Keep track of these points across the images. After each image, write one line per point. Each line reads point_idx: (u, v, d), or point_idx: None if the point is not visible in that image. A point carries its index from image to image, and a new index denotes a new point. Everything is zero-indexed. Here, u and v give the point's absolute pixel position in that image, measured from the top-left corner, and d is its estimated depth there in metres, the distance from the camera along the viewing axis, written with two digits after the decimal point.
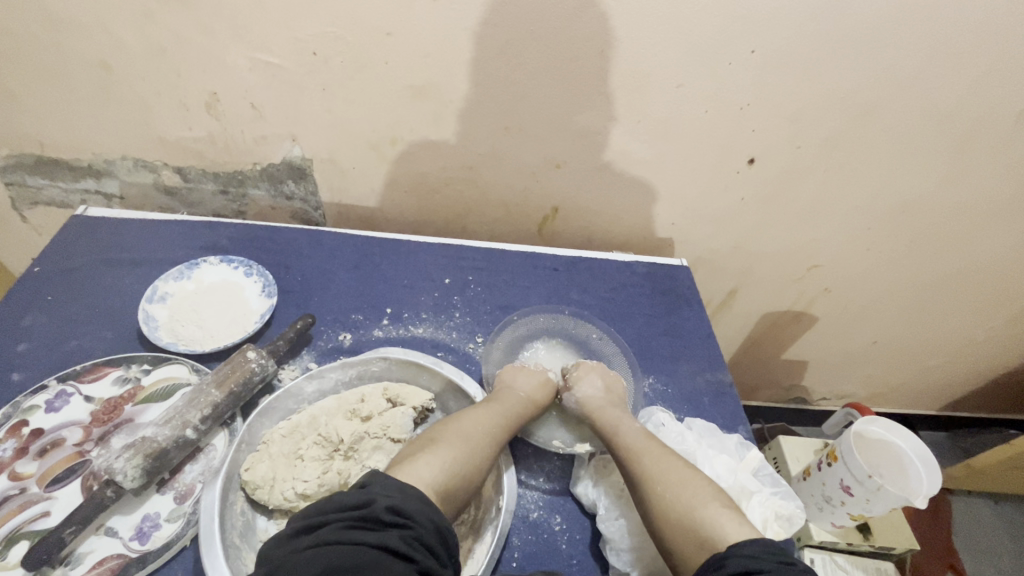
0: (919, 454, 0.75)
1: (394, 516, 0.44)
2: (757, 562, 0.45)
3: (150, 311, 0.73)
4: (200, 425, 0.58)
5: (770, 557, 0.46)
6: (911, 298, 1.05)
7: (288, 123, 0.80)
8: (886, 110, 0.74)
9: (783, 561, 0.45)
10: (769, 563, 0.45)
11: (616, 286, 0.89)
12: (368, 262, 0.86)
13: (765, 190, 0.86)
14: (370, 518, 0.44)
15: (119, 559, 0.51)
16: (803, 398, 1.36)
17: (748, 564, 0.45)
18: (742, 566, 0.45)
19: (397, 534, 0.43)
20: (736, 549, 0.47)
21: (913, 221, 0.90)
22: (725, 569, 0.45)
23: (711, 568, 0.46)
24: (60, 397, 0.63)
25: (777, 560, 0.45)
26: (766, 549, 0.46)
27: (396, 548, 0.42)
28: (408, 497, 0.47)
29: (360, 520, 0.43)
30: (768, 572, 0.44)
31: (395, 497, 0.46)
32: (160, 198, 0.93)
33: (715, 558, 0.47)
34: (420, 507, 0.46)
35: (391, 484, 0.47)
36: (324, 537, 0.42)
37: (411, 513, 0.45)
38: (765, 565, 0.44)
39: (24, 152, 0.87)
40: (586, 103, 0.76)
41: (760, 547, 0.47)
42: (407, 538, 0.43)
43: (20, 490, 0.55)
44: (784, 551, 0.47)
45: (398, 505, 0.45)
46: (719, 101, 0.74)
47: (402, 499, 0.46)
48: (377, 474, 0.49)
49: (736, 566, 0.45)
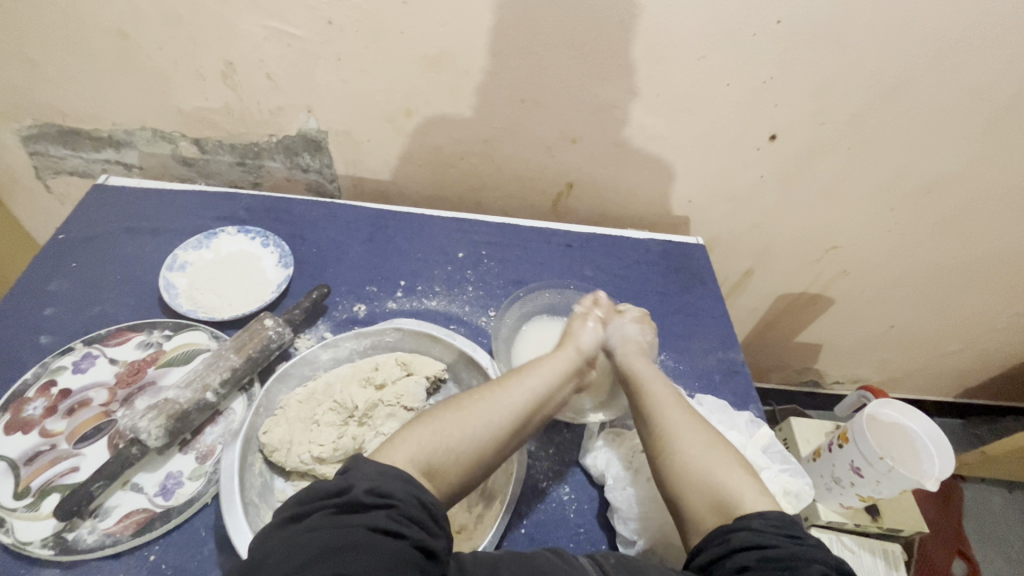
0: (931, 437, 0.74)
1: (375, 496, 0.43)
2: (762, 537, 0.45)
3: (170, 279, 0.75)
4: (219, 388, 0.60)
5: (775, 531, 0.45)
6: (932, 282, 1.03)
7: (304, 94, 0.80)
8: (918, 85, 0.72)
9: (791, 536, 0.45)
10: (775, 538, 0.45)
11: (631, 263, 0.89)
12: (382, 235, 0.86)
13: (787, 167, 0.84)
14: (352, 502, 0.42)
15: (144, 514, 0.54)
16: (817, 382, 1.35)
17: (753, 541, 0.45)
18: (746, 541, 0.45)
19: (383, 514, 0.42)
20: (741, 522, 0.47)
21: (938, 202, 0.87)
22: (729, 543, 0.46)
23: (715, 541, 0.47)
24: (86, 358, 0.65)
25: (783, 534, 0.45)
26: (773, 523, 0.46)
27: (385, 527, 0.41)
28: (390, 478, 0.45)
29: (343, 505, 0.42)
30: (774, 549, 0.44)
31: (376, 478, 0.45)
32: (178, 169, 0.94)
33: (720, 531, 0.47)
34: (402, 485, 0.45)
35: (371, 467, 0.46)
36: (310, 524, 0.40)
37: (393, 492, 0.44)
38: (770, 542, 0.44)
39: (46, 122, 0.88)
40: (603, 75, 0.74)
41: (766, 520, 0.46)
42: (394, 517, 0.42)
43: (51, 445, 0.58)
44: (791, 523, 0.47)
45: (379, 486, 0.44)
46: (743, 74, 0.72)
47: (384, 479, 0.45)
48: (357, 458, 0.47)
49: (740, 540, 0.45)
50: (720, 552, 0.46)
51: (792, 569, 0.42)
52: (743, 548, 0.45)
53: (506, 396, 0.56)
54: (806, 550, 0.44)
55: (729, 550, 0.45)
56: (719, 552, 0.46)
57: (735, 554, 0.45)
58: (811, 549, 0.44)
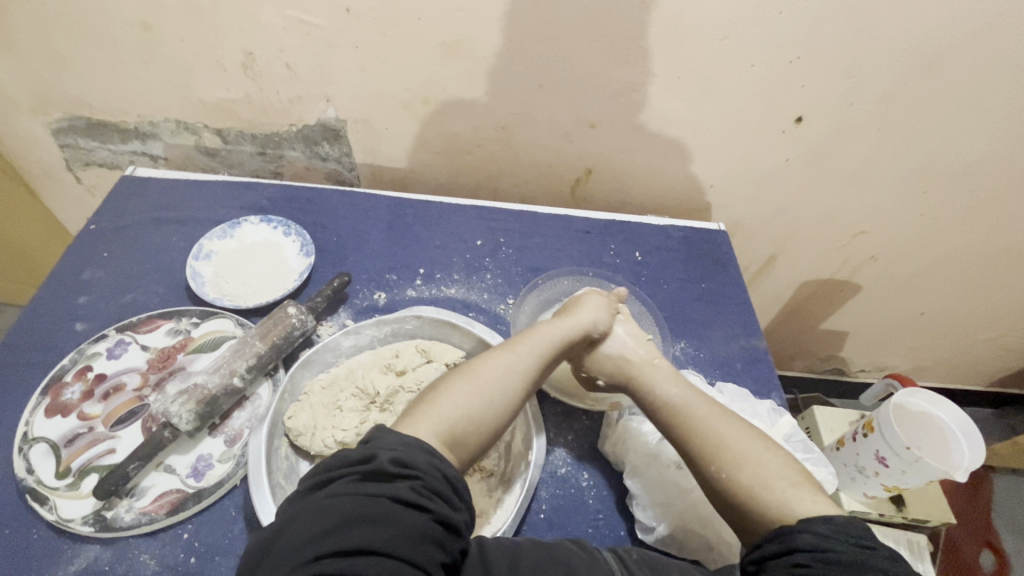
0: (962, 427, 0.73)
1: (397, 468, 0.42)
2: (826, 541, 0.43)
3: (197, 268, 0.77)
4: (246, 374, 0.62)
5: (843, 537, 0.43)
6: (964, 268, 1.00)
7: (322, 83, 0.80)
8: (954, 62, 0.68)
9: (862, 544, 0.43)
10: (841, 544, 0.43)
11: (651, 250, 0.88)
12: (402, 223, 0.87)
13: (813, 150, 0.82)
14: (375, 472, 0.42)
15: (177, 494, 0.56)
16: (841, 370, 1.32)
17: (816, 543, 0.43)
18: (809, 543, 0.43)
19: (406, 485, 0.41)
20: (806, 524, 0.45)
21: (973, 185, 0.84)
22: (790, 544, 0.44)
23: (774, 539, 0.46)
24: (119, 345, 0.68)
25: (854, 543, 0.43)
26: (841, 529, 0.44)
27: (408, 498, 0.40)
28: (413, 449, 0.44)
29: (367, 473, 0.42)
30: (841, 555, 0.42)
31: (399, 449, 0.44)
32: (202, 159, 0.96)
33: (780, 529, 0.46)
34: (426, 456, 0.44)
35: (395, 437, 0.45)
36: (337, 489, 0.41)
37: (416, 463, 0.43)
38: (835, 546, 0.43)
39: (75, 115, 0.90)
40: (622, 59, 0.73)
41: (833, 525, 0.44)
42: (417, 489, 0.41)
43: (89, 428, 0.60)
44: (864, 531, 0.44)
45: (403, 457, 0.43)
46: (768, 54, 0.70)
47: (407, 451, 0.44)
48: (382, 429, 0.47)
49: (802, 542, 0.44)
50: (779, 549, 0.45)
51: None
52: (804, 550, 0.43)
53: (527, 380, 0.56)
54: (875, 560, 0.42)
55: (791, 548, 0.44)
56: (775, 551, 0.45)
57: (796, 554, 0.44)
58: (883, 562, 0.42)
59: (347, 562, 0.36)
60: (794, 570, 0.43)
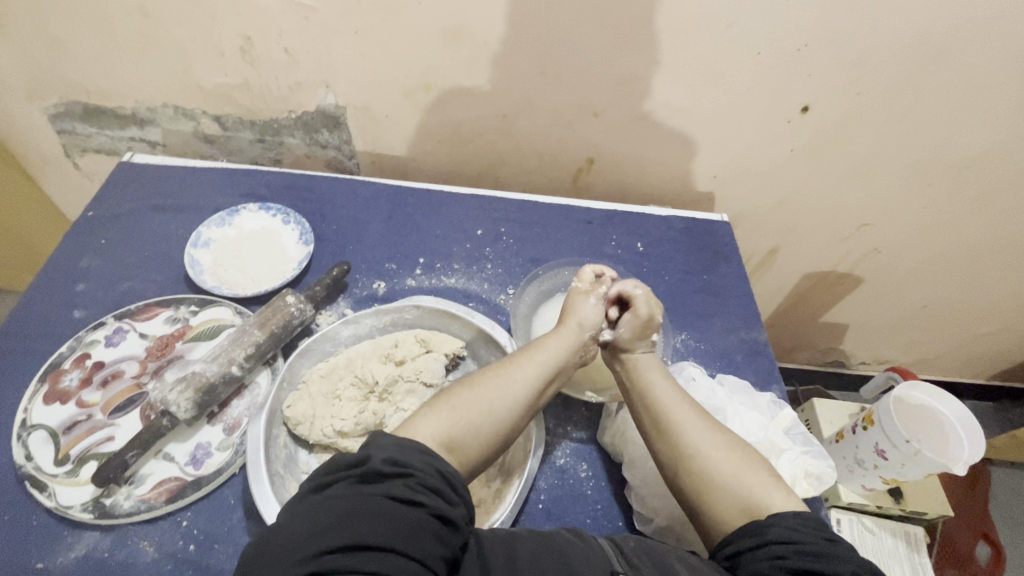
0: (961, 419, 0.72)
1: (392, 467, 0.42)
2: (798, 532, 0.44)
3: (195, 256, 0.77)
4: (244, 363, 0.61)
5: (813, 530, 0.45)
6: (968, 261, 0.99)
7: (322, 70, 0.79)
8: (965, 52, 0.67)
9: (830, 538, 0.44)
10: (812, 536, 0.44)
11: (653, 241, 0.87)
12: (402, 212, 0.86)
13: (818, 140, 0.81)
14: (370, 471, 0.42)
15: (176, 482, 0.56)
16: (842, 362, 1.32)
17: (788, 534, 0.44)
18: (783, 534, 0.44)
19: (401, 483, 0.41)
20: (778, 517, 0.46)
21: (980, 178, 0.83)
22: (764, 536, 0.45)
23: (746, 533, 0.46)
24: (117, 333, 0.67)
25: (821, 535, 0.45)
26: (810, 522, 0.45)
27: (403, 496, 0.40)
28: (408, 448, 0.44)
29: (362, 474, 0.42)
30: (814, 545, 0.43)
31: (394, 448, 0.44)
32: (200, 146, 0.95)
33: (753, 524, 0.46)
34: (420, 454, 0.44)
35: (389, 437, 0.45)
36: (331, 492, 0.41)
37: (410, 461, 0.43)
38: (807, 538, 0.44)
39: (72, 101, 0.89)
40: (625, 46, 0.71)
41: (801, 518, 0.46)
42: (413, 486, 0.41)
43: (87, 416, 0.60)
44: (828, 527, 0.46)
45: (396, 456, 0.43)
46: (775, 42, 0.69)
47: (401, 450, 0.44)
48: (377, 430, 0.47)
49: (777, 533, 0.44)
50: (754, 542, 0.45)
51: (829, 565, 0.41)
52: (779, 541, 0.44)
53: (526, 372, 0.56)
54: (843, 551, 0.43)
55: (766, 540, 0.44)
56: (751, 544, 0.45)
57: (772, 546, 0.44)
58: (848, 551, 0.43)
59: (344, 561, 0.36)
60: (772, 561, 0.43)
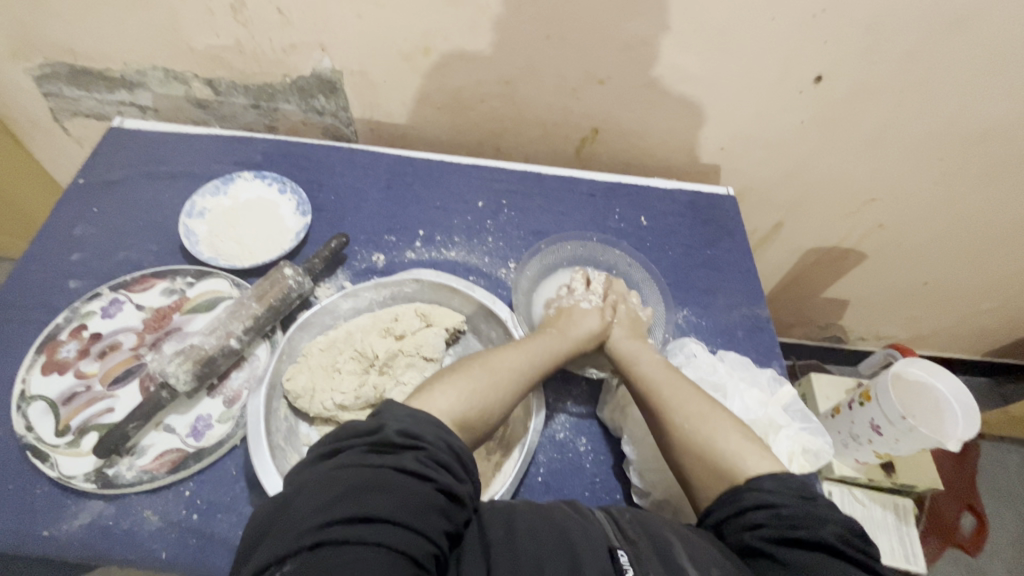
0: (958, 397, 0.72)
1: (404, 438, 0.43)
2: (773, 496, 0.45)
3: (190, 226, 0.75)
4: (243, 335, 0.61)
5: (788, 492, 0.45)
6: (974, 237, 0.98)
7: (317, 31, 0.76)
8: (989, 18, 0.64)
9: (806, 497, 0.45)
10: (787, 499, 0.45)
11: (657, 214, 0.85)
12: (401, 182, 0.84)
13: (831, 111, 0.78)
14: (382, 442, 0.42)
15: (177, 453, 0.57)
16: (840, 338, 1.32)
17: (762, 499, 0.45)
18: (758, 500, 0.45)
19: (411, 455, 0.42)
20: (753, 482, 0.47)
21: (993, 151, 0.81)
22: (742, 503, 0.46)
23: (726, 502, 0.47)
24: (114, 304, 0.67)
25: (798, 495, 0.45)
26: (785, 483, 0.46)
27: (414, 468, 0.41)
28: (420, 421, 0.45)
29: (374, 444, 0.42)
30: (787, 507, 0.44)
31: (407, 421, 0.44)
32: (193, 111, 0.92)
33: (732, 492, 0.48)
34: (432, 428, 0.44)
35: (402, 410, 0.45)
36: (343, 460, 0.41)
37: (422, 434, 0.43)
38: (782, 501, 0.45)
39: (57, 62, 0.85)
40: (634, 8, 0.68)
41: (778, 481, 0.47)
42: (423, 459, 0.42)
43: (87, 387, 0.60)
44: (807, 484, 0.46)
45: (409, 428, 0.43)
46: (791, 6, 0.65)
47: (413, 422, 0.44)
48: (390, 402, 0.47)
49: (753, 500, 0.45)
50: (732, 510, 0.46)
51: (803, 527, 0.42)
52: (755, 507, 0.45)
53: None
54: (818, 509, 0.44)
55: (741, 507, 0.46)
56: (730, 512, 0.46)
57: (750, 512, 0.45)
58: (826, 510, 0.44)
59: (354, 528, 0.36)
60: (750, 529, 0.44)
